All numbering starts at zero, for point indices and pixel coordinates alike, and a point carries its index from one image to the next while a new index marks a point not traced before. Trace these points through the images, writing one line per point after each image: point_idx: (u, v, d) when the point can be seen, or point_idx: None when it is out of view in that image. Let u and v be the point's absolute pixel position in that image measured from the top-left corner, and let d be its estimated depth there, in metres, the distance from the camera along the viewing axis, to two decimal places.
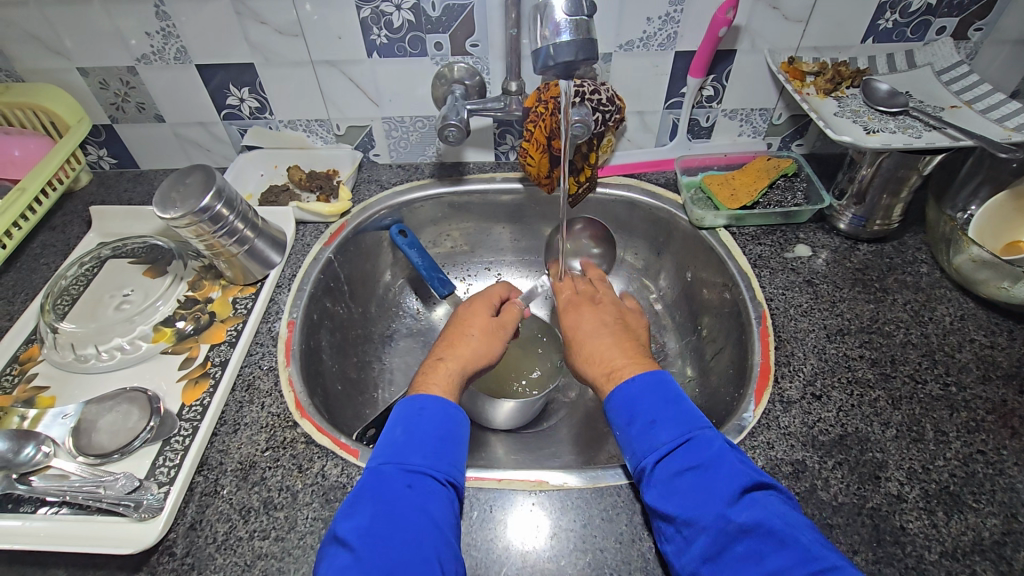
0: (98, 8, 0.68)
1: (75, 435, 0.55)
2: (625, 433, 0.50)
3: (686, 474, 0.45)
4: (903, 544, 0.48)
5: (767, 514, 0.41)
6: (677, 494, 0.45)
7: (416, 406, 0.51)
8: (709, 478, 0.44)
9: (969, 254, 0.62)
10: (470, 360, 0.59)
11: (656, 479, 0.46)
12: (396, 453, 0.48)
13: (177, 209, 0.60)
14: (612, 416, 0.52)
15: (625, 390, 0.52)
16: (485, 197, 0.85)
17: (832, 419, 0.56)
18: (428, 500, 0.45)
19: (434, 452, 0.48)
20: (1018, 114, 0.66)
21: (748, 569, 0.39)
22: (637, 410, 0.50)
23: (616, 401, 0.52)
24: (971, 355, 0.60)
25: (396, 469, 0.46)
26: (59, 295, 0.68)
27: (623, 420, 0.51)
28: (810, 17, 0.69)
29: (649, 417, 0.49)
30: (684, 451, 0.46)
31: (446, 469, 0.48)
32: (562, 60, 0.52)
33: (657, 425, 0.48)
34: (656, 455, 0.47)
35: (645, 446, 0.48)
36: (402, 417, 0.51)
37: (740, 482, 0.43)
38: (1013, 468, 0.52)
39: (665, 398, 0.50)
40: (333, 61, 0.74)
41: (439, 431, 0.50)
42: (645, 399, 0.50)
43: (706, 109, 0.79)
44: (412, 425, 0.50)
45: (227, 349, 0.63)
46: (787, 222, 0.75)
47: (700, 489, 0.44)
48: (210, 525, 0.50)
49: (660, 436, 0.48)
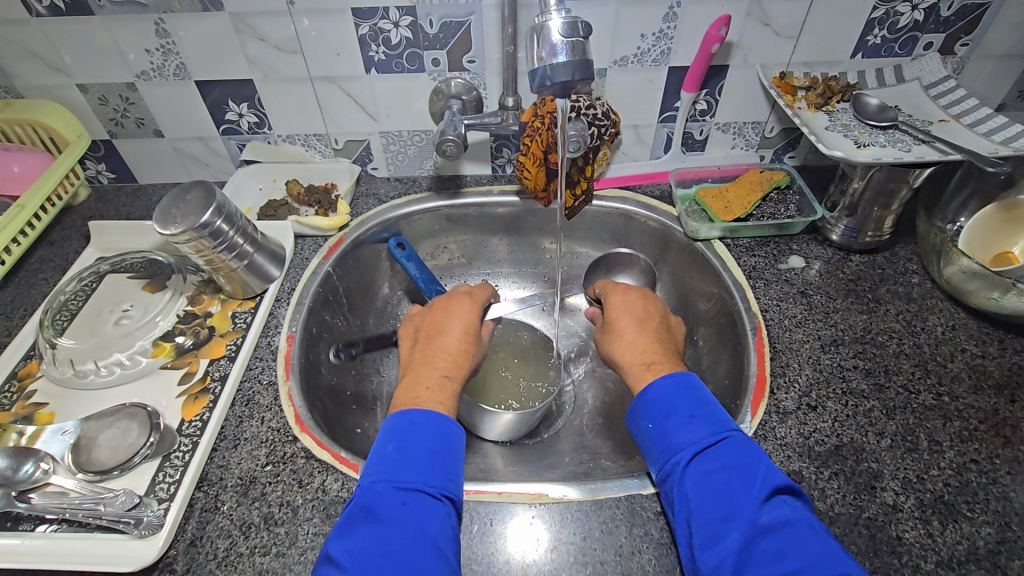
0: (98, 25, 0.69)
1: (74, 452, 0.55)
2: (660, 426, 0.51)
3: (722, 470, 0.46)
4: (899, 554, 0.48)
5: (796, 518, 0.42)
6: (711, 488, 0.45)
7: (407, 421, 0.51)
8: (744, 476, 0.45)
9: (959, 265, 0.63)
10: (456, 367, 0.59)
11: (689, 473, 0.47)
12: (387, 471, 0.48)
13: (177, 225, 0.60)
14: (643, 409, 0.52)
15: (660, 387, 0.52)
16: (482, 209, 0.85)
17: (827, 429, 0.56)
18: (423, 515, 0.45)
19: (428, 467, 0.48)
20: (1005, 128, 0.68)
21: (776, 566, 0.40)
22: (675, 405, 0.51)
23: (651, 396, 0.52)
24: (962, 365, 0.61)
25: (389, 487, 0.47)
26: (58, 311, 0.68)
27: (658, 414, 0.51)
28: (800, 33, 0.71)
29: (688, 412, 0.50)
30: (723, 447, 0.47)
31: (441, 484, 0.48)
32: (558, 80, 0.53)
33: (697, 421, 0.49)
34: (694, 450, 0.47)
35: (681, 439, 0.49)
36: (393, 432, 0.51)
37: (774, 483, 0.44)
38: (1006, 477, 0.52)
39: (697, 397, 0.51)
40: (332, 77, 0.75)
41: (432, 445, 0.50)
42: (682, 395, 0.51)
43: (699, 122, 0.80)
44: (403, 439, 0.50)
45: (227, 364, 0.63)
46: (780, 233, 0.76)
47: (734, 487, 0.44)
48: (210, 542, 0.50)
49: (697, 432, 0.48)
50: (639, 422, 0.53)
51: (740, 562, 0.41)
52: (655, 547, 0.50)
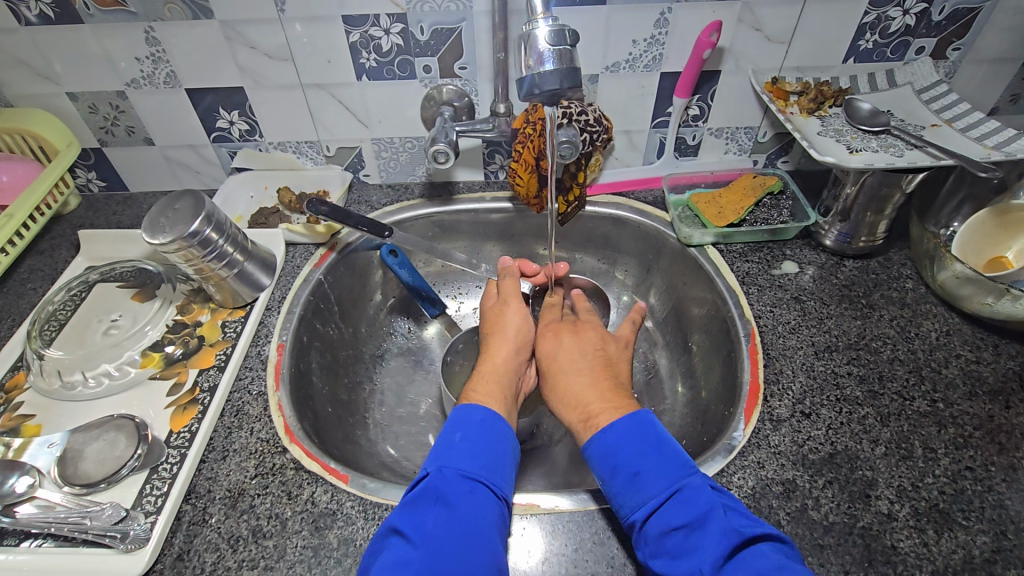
0: (87, 33, 0.69)
1: (60, 465, 0.54)
2: (609, 485, 0.49)
3: (671, 535, 0.44)
4: (894, 564, 0.48)
5: None
6: (665, 556, 0.44)
7: (476, 414, 0.53)
8: (694, 539, 0.43)
9: (952, 270, 0.63)
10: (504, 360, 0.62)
11: (645, 538, 0.45)
12: (459, 458, 0.49)
13: (166, 234, 0.60)
14: (593, 466, 0.51)
15: (604, 440, 0.50)
16: (475, 215, 0.85)
17: (822, 437, 0.56)
18: (487, 508, 0.46)
19: (493, 463, 0.49)
20: (996, 133, 0.68)
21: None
22: (619, 462, 0.49)
23: (595, 450, 0.51)
24: (958, 371, 0.61)
25: (457, 475, 0.48)
26: (46, 321, 0.67)
27: (606, 472, 0.49)
28: (791, 38, 0.71)
29: (632, 469, 0.48)
30: (669, 506, 0.45)
31: (502, 482, 0.49)
32: (546, 88, 0.52)
33: (640, 478, 0.47)
34: (643, 513, 0.46)
35: (632, 501, 0.47)
36: (461, 422, 0.52)
37: (726, 541, 0.42)
38: (1001, 484, 0.52)
39: (644, 447, 0.49)
40: (323, 84, 0.74)
41: (498, 444, 0.51)
42: (623, 446, 0.49)
43: (692, 127, 0.80)
44: (472, 432, 0.51)
45: (216, 374, 0.63)
46: (773, 238, 0.76)
47: (685, 551, 0.43)
48: (197, 555, 0.50)
49: (646, 491, 0.47)
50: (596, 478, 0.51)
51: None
52: None
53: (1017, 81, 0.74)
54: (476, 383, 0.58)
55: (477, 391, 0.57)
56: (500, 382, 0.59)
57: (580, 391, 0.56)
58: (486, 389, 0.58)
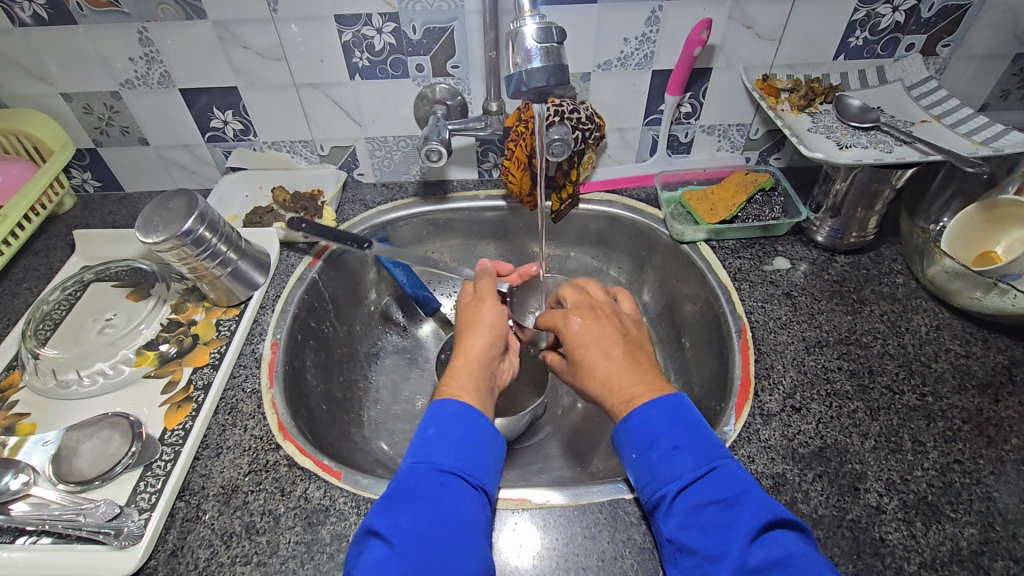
0: (81, 34, 0.69)
1: (55, 462, 0.55)
2: (643, 458, 0.50)
3: (707, 507, 0.45)
4: (882, 556, 0.48)
5: (788, 554, 0.41)
6: (696, 529, 0.45)
7: (451, 407, 0.53)
8: (731, 513, 0.44)
9: (942, 265, 0.63)
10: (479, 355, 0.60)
11: (675, 510, 0.46)
12: (432, 453, 0.49)
13: (159, 233, 0.60)
14: (626, 438, 0.51)
15: (642, 414, 0.51)
16: (469, 214, 0.85)
17: (812, 431, 0.56)
18: (461, 500, 0.47)
19: (468, 454, 0.50)
20: (985, 128, 0.68)
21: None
22: (657, 436, 0.50)
23: (631, 423, 0.51)
24: (947, 365, 0.61)
25: (430, 470, 0.48)
26: (41, 321, 0.67)
27: (641, 444, 0.50)
28: (782, 36, 0.71)
29: (670, 443, 0.49)
30: (707, 480, 0.46)
31: (478, 473, 0.49)
32: (535, 85, 0.53)
33: (679, 451, 0.48)
34: (678, 485, 0.47)
35: (666, 472, 0.48)
36: (436, 415, 0.52)
37: (764, 519, 0.44)
38: (989, 477, 0.52)
39: (683, 424, 0.50)
40: (316, 84, 0.75)
41: (473, 435, 0.51)
42: (661, 421, 0.50)
43: (684, 125, 0.81)
44: (447, 425, 0.51)
45: (210, 372, 0.63)
46: (765, 235, 0.76)
47: (720, 524, 0.44)
48: (191, 552, 0.50)
49: (683, 464, 0.48)
50: (623, 450, 0.52)
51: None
52: (638, 552, 0.50)
53: (1006, 77, 0.75)
54: (451, 380, 0.57)
55: (456, 387, 0.56)
56: (476, 376, 0.58)
57: (616, 374, 0.55)
58: (463, 384, 0.56)
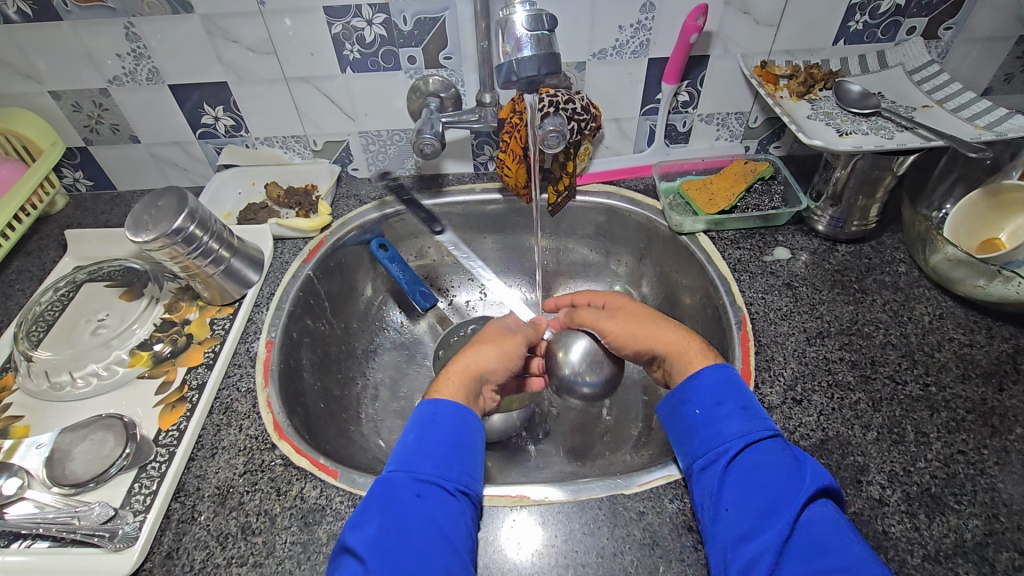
0: (67, 30, 0.68)
1: (49, 465, 0.54)
2: (711, 413, 0.51)
3: (769, 464, 0.47)
4: (885, 549, 0.47)
5: (836, 520, 0.44)
6: (759, 483, 0.46)
7: (430, 412, 0.53)
8: (792, 474, 0.46)
9: (945, 253, 0.62)
10: (474, 367, 0.58)
11: (736, 466, 0.48)
12: (408, 462, 0.49)
13: (149, 232, 0.60)
14: (691, 396, 0.53)
15: (708, 376, 0.53)
16: (465, 207, 0.84)
17: (813, 423, 0.56)
18: (435, 509, 0.46)
19: (443, 461, 0.49)
20: (989, 113, 0.67)
21: (812, 561, 0.42)
22: (726, 395, 0.52)
23: (697, 384, 0.53)
24: (950, 354, 0.60)
25: (407, 478, 0.48)
26: (34, 323, 0.67)
27: (707, 401, 0.52)
28: (780, 21, 0.69)
29: (739, 404, 0.51)
30: (773, 443, 0.48)
31: (455, 478, 0.49)
32: (525, 75, 0.52)
33: (748, 413, 0.50)
34: (745, 441, 0.49)
35: (732, 429, 0.50)
36: (417, 422, 0.52)
37: (821, 484, 0.46)
38: (993, 467, 0.52)
39: (745, 391, 0.52)
40: (308, 77, 0.74)
41: (451, 438, 0.51)
42: (733, 385, 0.52)
43: (682, 114, 0.79)
44: (426, 431, 0.51)
45: (204, 371, 0.62)
46: (765, 225, 0.75)
47: (781, 482, 0.46)
48: (187, 553, 0.49)
49: (750, 425, 0.50)
50: (683, 406, 0.53)
51: (778, 557, 0.42)
52: (638, 548, 0.50)
53: (1011, 60, 0.73)
54: (438, 383, 0.56)
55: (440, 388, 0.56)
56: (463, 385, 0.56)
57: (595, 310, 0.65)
58: (451, 387, 0.56)
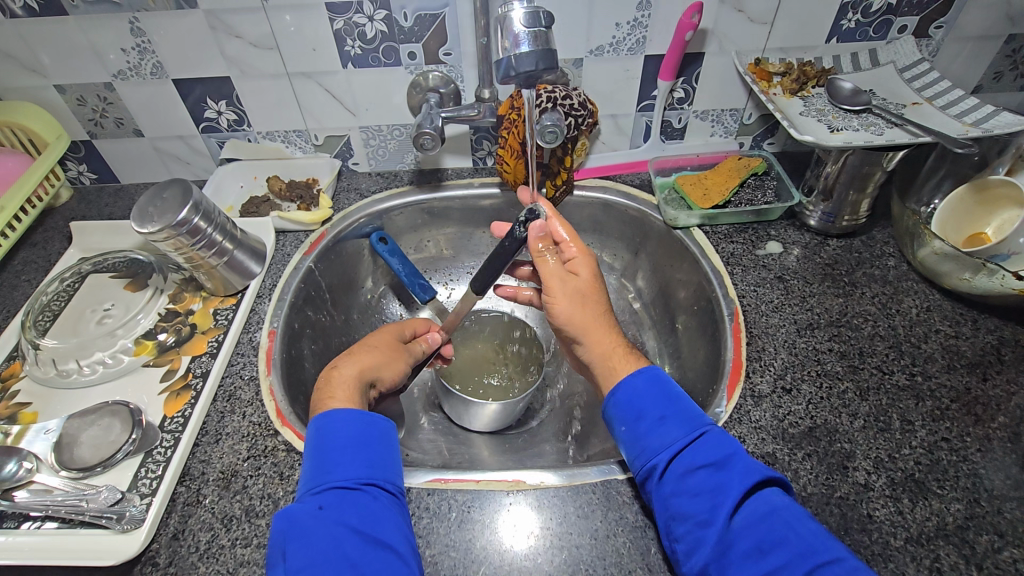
0: (72, 25, 0.69)
1: (57, 450, 0.56)
2: (635, 430, 0.51)
3: (698, 472, 0.47)
4: (870, 531, 0.49)
5: (772, 509, 0.44)
6: (689, 492, 0.46)
7: (318, 428, 0.50)
8: (722, 475, 0.46)
9: (932, 247, 0.64)
10: (368, 366, 0.58)
11: (667, 479, 0.48)
12: (306, 483, 0.47)
13: (154, 223, 0.61)
14: (615, 414, 0.53)
15: (630, 386, 0.53)
16: (464, 202, 0.85)
17: (802, 411, 0.57)
18: (342, 513, 0.45)
19: (342, 462, 0.48)
20: (976, 110, 0.68)
21: (756, 563, 0.42)
22: (645, 408, 0.52)
23: (618, 399, 0.53)
24: (936, 346, 0.62)
25: (310, 496, 0.46)
26: (41, 311, 0.68)
27: (630, 418, 0.52)
28: (774, 19, 0.71)
29: (658, 414, 0.51)
30: (696, 448, 0.48)
31: (358, 472, 0.48)
32: (523, 70, 0.53)
33: (668, 422, 0.50)
34: (669, 453, 0.49)
35: (656, 443, 0.50)
36: (308, 445, 0.50)
37: (752, 479, 0.46)
38: (976, 454, 0.53)
39: (666, 396, 0.52)
40: (309, 73, 0.75)
41: (346, 436, 0.49)
42: (652, 395, 0.52)
43: (678, 110, 0.81)
44: (317, 445, 0.49)
45: (208, 360, 0.64)
46: (758, 219, 0.77)
47: (711, 487, 0.46)
48: (192, 535, 0.51)
49: (670, 434, 0.50)
50: (613, 426, 0.54)
51: (722, 562, 0.43)
52: (630, 530, 0.51)
53: (1000, 59, 0.74)
54: (329, 390, 0.55)
55: (333, 395, 0.54)
56: (351, 383, 0.56)
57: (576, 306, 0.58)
58: (339, 386, 0.55)
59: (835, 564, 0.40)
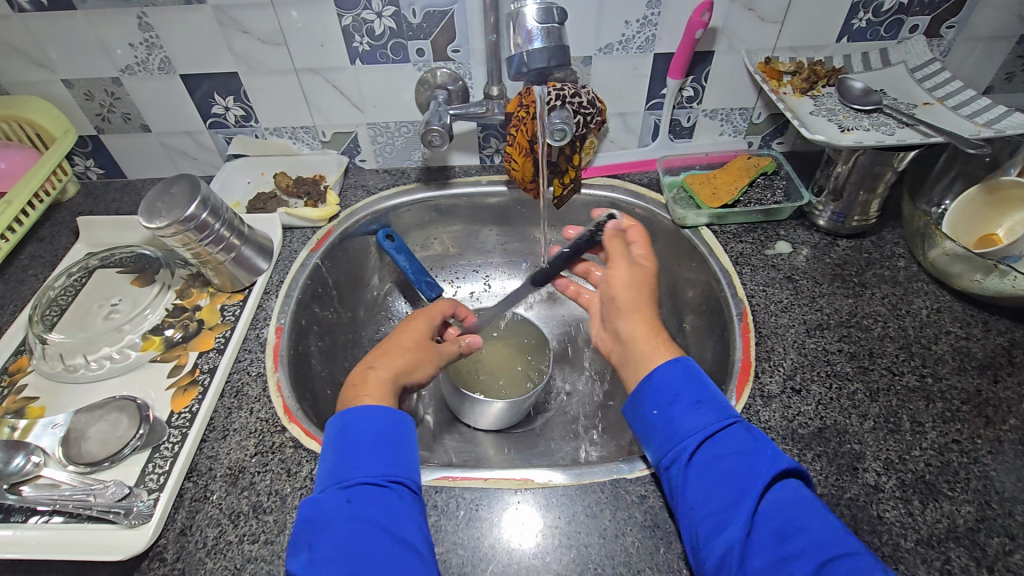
0: (81, 20, 0.69)
1: (64, 445, 0.56)
2: (668, 411, 0.51)
3: (729, 458, 0.47)
4: (879, 533, 0.49)
5: (795, 501, 0.44)
6: (719, 477, 0.46)
7: (346, 421, 0.50)
8: (752, 463, 0.46)
9: (943, 248, 0.64)
10: (403, 368, 0.56)
11: (697, 462, 0.47)
12: (332, 476, 0.47)
13: (162, 219, 0.61)
14: (647, 394, 0.52)
15: (667, 369, 0.52)
16: (471, 199, 0.85)
17: (811, 412, 0.57)
18: (367, 509, 0.45)
19: (370, 459, 0.48)
20: (988, 110, 0.68)
21: (773, 549, 0.42)
22: (679, 391, 0.51)
23: (653, 380, 0.52)
24: (947, 347, 0.62)
25: (335, 490, 0.46)
26: (48, 306, 0.68)
27: (663, 400, 0.51)
28: (784, 18, 0.70)
29: (693, 398, 0.50)
30: (729, 434, 0.48)
31: (385, 470, 0.47)
32: (534, 67, 0.53)
33: (703, 406, 0.50)
34: (702, 437, 0.48)
35: (689, 425, 0.49)
36: (334, 438, 0.50)
37: (779, 470, 0.46)
38: (986, 456, 0.53)
39: (700, 381, 0.52)
40: (317, 69, 0.75)
41: (375, 433, 0.49)
42: (689, 379, 0.52)
43: (686, 109, 0.80)
44: (345, 439, 0.49)
45: (215, 356, 0.64)
46: (767, 219, 0.76)
47: (741, 473, 0.46)
48: (199, 530, 0.51)
49: (705, 419, 0.49)
50: (641, 406, 0.52)
51: (744, 548, 0.42)
52: (638, 530, 0.51)
53: (1012, 59, 0.74)
54: (363, 388, 0.53)
55: (365, 394, 0.53)
56: (386, 386, 0.54)
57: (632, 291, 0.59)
58: (373, 387, 0.54)
59: (849, 557, 0.40)
